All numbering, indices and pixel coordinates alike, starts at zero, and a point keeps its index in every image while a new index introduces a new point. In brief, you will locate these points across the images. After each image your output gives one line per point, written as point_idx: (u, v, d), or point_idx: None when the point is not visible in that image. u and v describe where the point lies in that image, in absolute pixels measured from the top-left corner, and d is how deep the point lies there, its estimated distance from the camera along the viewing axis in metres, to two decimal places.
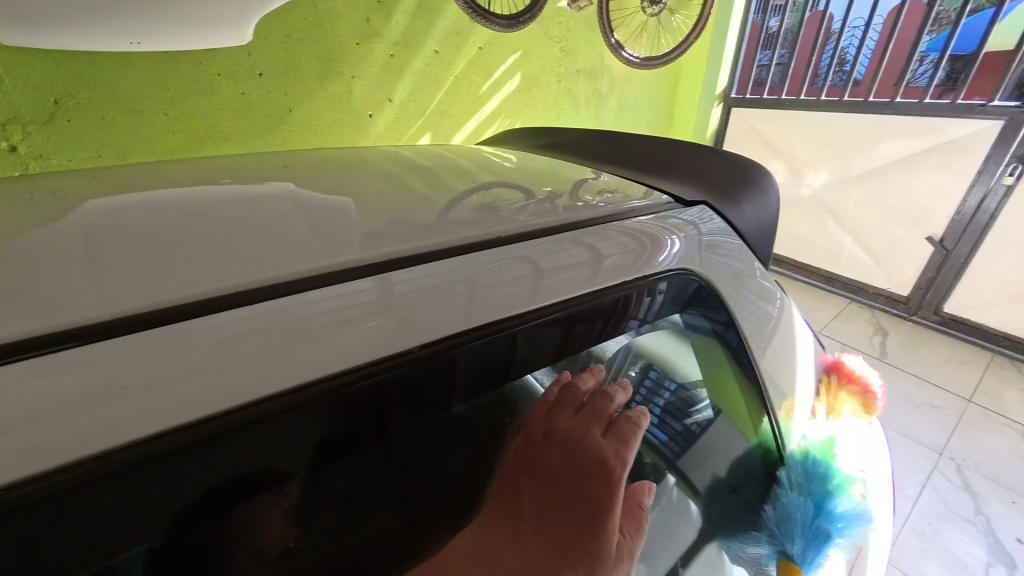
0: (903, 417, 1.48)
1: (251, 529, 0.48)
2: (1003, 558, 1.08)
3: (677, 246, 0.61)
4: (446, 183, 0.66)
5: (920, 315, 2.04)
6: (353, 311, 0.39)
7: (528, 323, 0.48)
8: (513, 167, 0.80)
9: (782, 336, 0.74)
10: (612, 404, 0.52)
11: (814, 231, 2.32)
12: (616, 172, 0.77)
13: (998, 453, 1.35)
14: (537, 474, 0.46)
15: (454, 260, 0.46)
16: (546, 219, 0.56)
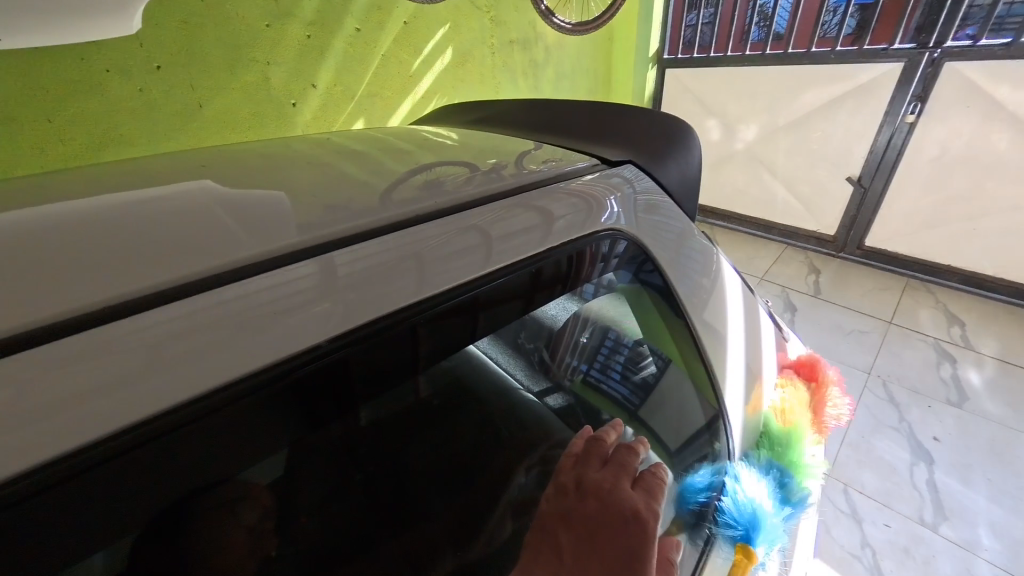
0: (836, 346, 1.62)
1: (229, 544, 0.44)
2: (923, 456, 1.23)
3: (618, 204, 0.62)
4: (382, 164, 0.63)
5: (846, 252, 2.22)
6: (296, 297, 0.36)
7: (487, 290, 0.49)
8: (451, 144, 0.77)
9: (720, 286, 0.78)
10: (636, 457, 0.59)
11: (751, 183, 2.44)
12: (557, 139, 0.76)
13: (916, 365, 1.52)
14: (574, 523, 0.51)
15: (399, 235, 0.44)
16: (492, 188, 0.55)
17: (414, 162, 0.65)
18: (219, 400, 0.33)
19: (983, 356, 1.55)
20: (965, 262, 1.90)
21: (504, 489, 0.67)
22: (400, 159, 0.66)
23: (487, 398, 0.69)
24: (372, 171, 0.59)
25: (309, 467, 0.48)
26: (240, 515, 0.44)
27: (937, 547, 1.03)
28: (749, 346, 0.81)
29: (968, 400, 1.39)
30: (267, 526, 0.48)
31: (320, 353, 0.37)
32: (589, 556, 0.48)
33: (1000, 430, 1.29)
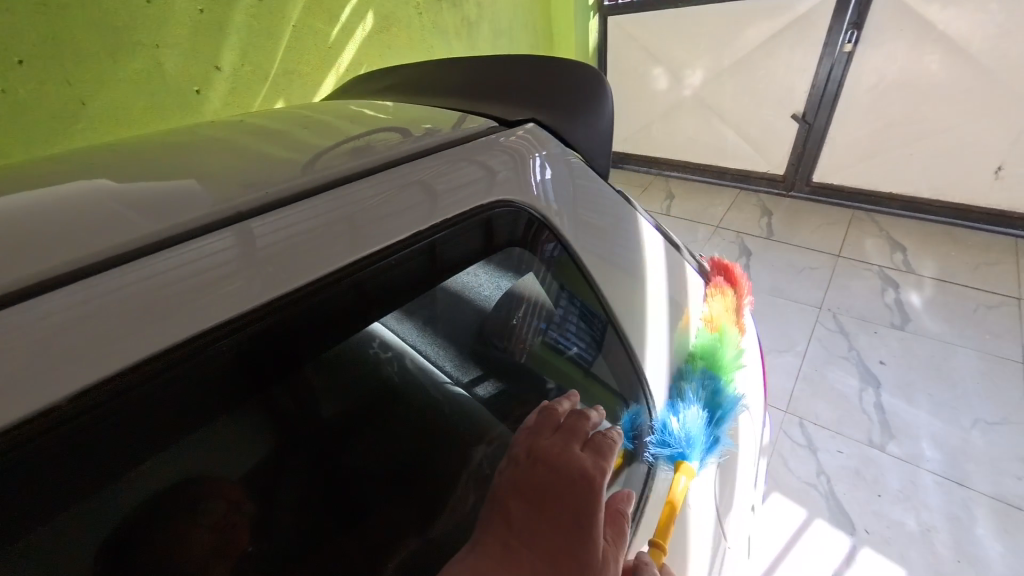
0: (790, 284, 1.66)
1: (192, 538, 0.38)
2: (871, 380, 1.28)
3: (546, 168, 0.59)
4: (279, 140, 0.55)
5: (795, 189, 2.24)
6: (216, 268, 0.34)
7: (436, 248, 0.46)
8: (363, 113, 0.69)
9: (655, 241, 0.72)
10: (588, 423, 0.53)
11: (701, 129, 2.40)
12: (478, 97, 0.69)
13: (862, 295, 1.57)
14: (525, 493, 0.46)
15: (330, 200, 0.41)
16: (423, 148, 0.52)
17: (317, 135, 0.57)
18: (151, 369, 0.30)
19: (923, 277, 1.61)
20: (905, 187, 1.95)
21: (461, 479, 0.57)
22: (299, 134, 0.58)
23: (432, 392, 0.60)
24: (266, 148, 0.51)
25: (289, 437, 0.45)
26: (217, 524, 0.40)
27: (885, 464, 1.09)
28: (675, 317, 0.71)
29: (910, 321, 1.45)
30: (242, 517, 0.42)
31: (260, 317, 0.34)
32: (539, 527, 0.44)
33: (940, 345, 1.36)
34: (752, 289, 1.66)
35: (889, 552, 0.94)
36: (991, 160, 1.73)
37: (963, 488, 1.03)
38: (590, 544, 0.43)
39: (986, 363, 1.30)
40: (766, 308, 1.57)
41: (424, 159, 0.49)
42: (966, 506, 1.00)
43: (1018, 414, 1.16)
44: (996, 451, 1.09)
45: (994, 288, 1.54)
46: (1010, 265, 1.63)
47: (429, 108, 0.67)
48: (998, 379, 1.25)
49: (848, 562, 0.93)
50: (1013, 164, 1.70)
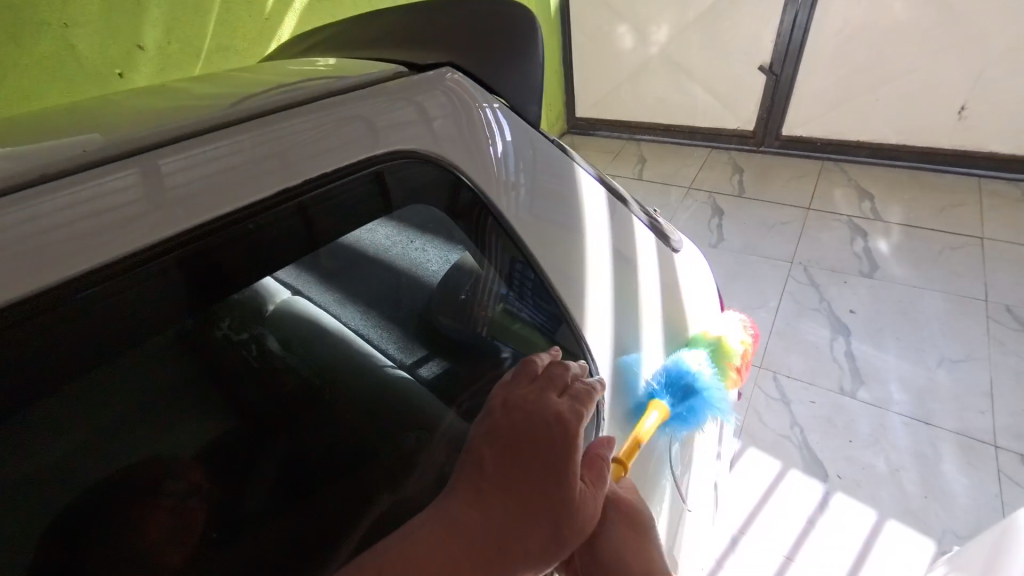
0: (761, 240, 1.65)
1: (148, 522, 0.36)
2: (841, 329, 1.29)
3: (507, 133, 0.57)
4: (169, 104, 0.48)
5: (766, 145, 2.17)
6: (126, 201, 0.32)
7: (382, 198, 0.45)
8: (272, 71, 0.61)
9: (598, 196, 0.67)
10: (567, 371, 0.50)
11: (671, 90, 2.23)
12: (404, 47, 0.62)
13: (832, 246, 1.57)
14: (500, 444, 0.43)
15: (255, 134, 0.39)
16: (363, 82, 0.49)
17: (211, 95, 0.49)
18: (64, 300, 0.29)
19: (890, 224, 1.61)
20: (872, 135, 1.93)
21: (420, 462, 0.53)
22: (192, 97, 0.50)
23: (375, 379, 0.51)
24: (153, 113, 0.45)
25: (246, 419, 0.42)
26: (178, 502, 0.38)
27: (856, 410, 1.10)
28: (618, 274, 0.66)
29: (878, 268, 1.46)
30: (202, 501, 0.39)
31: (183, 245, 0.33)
32: (516, 477, 0.42)
33: (907, 290, 1.37)
34: (724, 249, 1.64)
35: (861, 495, 0.96)
36: (955, 100, 1.72)
37: (930, 427, 1.05)
38: (567, 490, 0.42)
39: (950, 303, 1.32)
40: (738, 267, 1.55)
41: (358, 94, 0.47)
42: (933, 444, 1.02)
43: (980, 350, 1.19)
44: (961, 388, 1.12)
45: (958, 229, 1.56)
46: (973, 204, 1.65)
47: (346, 61, 0.59)
48: (962, 318, 1.27)
49: (822, 508, 0.95)
50: (976, 103, 1.69)
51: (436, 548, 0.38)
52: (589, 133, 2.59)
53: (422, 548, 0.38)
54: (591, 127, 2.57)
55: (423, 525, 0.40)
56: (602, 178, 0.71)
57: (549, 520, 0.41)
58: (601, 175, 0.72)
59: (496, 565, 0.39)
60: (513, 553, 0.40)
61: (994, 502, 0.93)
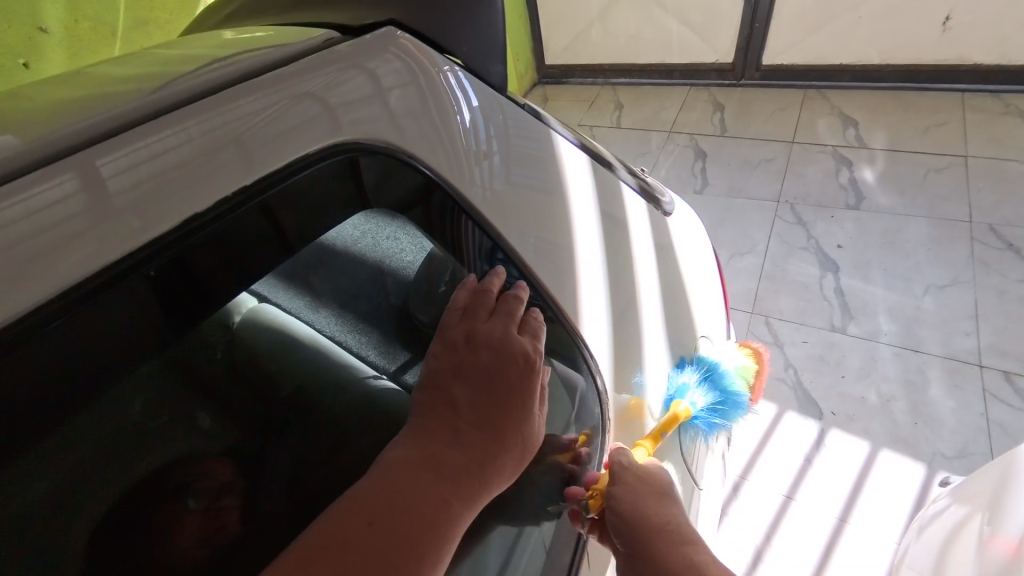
0: (746, 181, 1.60)
1: (178, 526, 0.36)
2: (830, 266, 1.29)
3: (475, 98, 0.52)
4: (73, 98, 0.40)
5: (745, 78, 2.03)
6: (71, 219, 0.30)
7: (353, 183, 0.41)
8: (177, 48, 0.51)
9: (581, 165, 0.62)
10: (521, 303, 0.51)
11: (643, 24, 2.07)
12: (333, 12, 0.53)
13: (818, 181, 1.53)
14: (469, 379, 0.46)
15: (204, 120, 0.35)
16: (304, 48, 0.43)
17: (101, 88, 0.41)
18: (30, 330, 0.28)
19: (875, 151, 1.58)
20: (854, 56, 1.82)
21: None
22: (78, 93, 0.41)
23: (354, 394, 0.46)
24: (52, 111, 0.38)
25: (250, 424, 0.40)
26: (204, 498, 0.38)
27: (846, 345, 1.12)
28: (607, 242, 0.60)
29: (864, 199, 1.43)
30: (233, 498, 0.39)
31: (147, 256, 0.31)
32: (485, 410, 0.45)
33: (892, 219, 1.36)
34: (710, 194, 1.59)
35: (853, 429, 0.99)
36: (941, 9, 1.61)
37: (918, 354, 1.08)
38: (530, 413, 0.47)
39: (936, 228, 1.31)
40: (724, 212, 1.51)
41: (307, 62, 0.42)
42: (921, 371, 1.05)
43: (964, 273, 1.20)
44: (947, 312, 1.14)
45: (943, 150, 1.52)
46: (957, 122, 1.61)
47: (264, 31, 0.50)
48: (947, 243, 1.27)
49: (817, 446, 0.98)
50: (962, 12, 1.59)
51: (422, 475, 0.40)
52: (561, 82, 2.41)
53: (406, 473, 0.40)
54: (563, 75, 2.40)
55: (401, 453, 0.41)
56: (581, 142, 0.66)
57: (515, 441, 0.46)
58: (582, 140, 0.66)
59: (478, 485, 0.43)
60: (491, 474, 0.44)
61: (979, 421, 0.97)
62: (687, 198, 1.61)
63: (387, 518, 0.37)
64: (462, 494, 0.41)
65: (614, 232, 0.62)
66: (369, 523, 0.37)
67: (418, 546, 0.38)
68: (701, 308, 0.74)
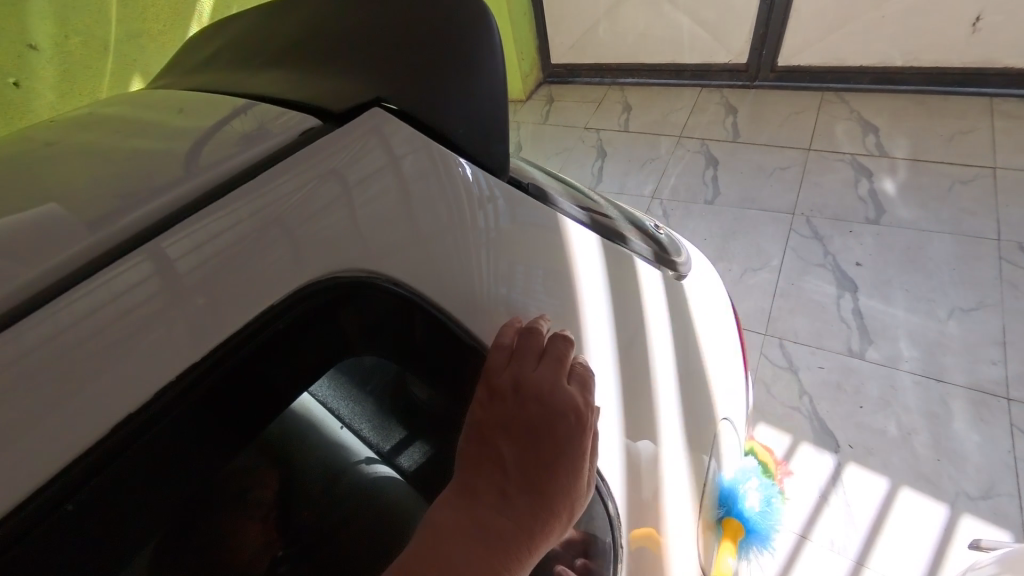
0: (760, 192, 1.54)
1: (239, 528, 0.47)
2: (848, 285, 1.23)
3: (472, 145, 0.51)
4: (110, 186, 0.44)
5: (760, 79, 1.95)
6: (148, 307, 0.36)
7: (352, 300, 0.41)
8: (176, 122, 0.52)
9: (585, 235, 0.56)
10: (572, 347, 0.44)
11: (653, 23, 1.98)
12: (328, 81, 0.52)
13: (835, 191, 1.46)
14: (517, 438, 0.40)
15: (249, 203, 0.41)
16: (319, 122, 0.48)
17: (112, 188, 0.43)
18: (56, 497, 0.30)
19: (896, 160, 1.51)
20: (876, 57, 1.73)
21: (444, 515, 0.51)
22: (88, 190, 0.44)
23: (350, 474, 0.50)
24: (101, 209, 0.41)
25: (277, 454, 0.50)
26: (247, 513, 0.48)
27: (865, 372, 1.08)
28: (617, 311, 0.53)
29: (885, 212, 1.37)
30: (268, 508, 0.49)
31: (166, 402, 0.34)
32: (535, 473, 0.39)
33: (915, 234, 1.30)
34: (721, 205, 1.54)
35: (872, 464, 0.96)
36: (969, 10, 1.51)
37: (941, 384, 1.03)
38: (580, 479, 0.40)
39: (961, 246, 1.25)
40: (736, 223, 1.46)
41: (331, 139, 0.46)
42: (943, 403, 1.01)
43: (993, 296, 1.14)
44: (972, 339, 1.08)
45: (968, 161, 1.45)
46: (984, 130, 1.53)
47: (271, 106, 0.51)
48: (972, 262, 1.21)
49: (834, 482, 0.95)
50: (993, 12, 1.50)
51: (466, 547, 0.35)
52: (567, 81, 2.35)
53: (451, 543, 0.35)
54: (570, 74, 2.33)
55: (445, 519, 0.37)
56: (591, 218, 0.60)
57: (568, 507, 0.39)
58: (591, 215, 0.61)
59: (529, 558, 0.37)
60: (543, 546, 0.38)
61: (1005, 458, 0.93)
62: (696, 208, 1.56)
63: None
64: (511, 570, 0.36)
65: (625, 302, 0.55)
66: None
67: None
68: (721, 384, 0.66)
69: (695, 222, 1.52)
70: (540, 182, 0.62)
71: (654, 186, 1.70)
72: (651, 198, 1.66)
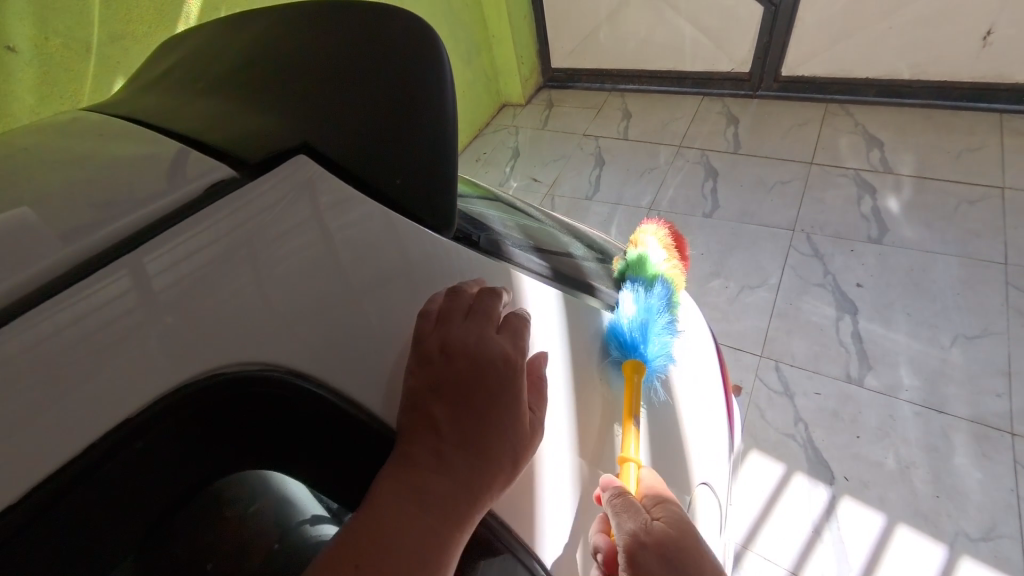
0: (759, 206, 1.50)
1: (215, 543, 0.45)
2: (847, 307, 1.19)
3: (431, 171, 0.47)
4: (59, 197, 0.41)
5: (763, 89, 1.90)
6: (108, 327, 0.34)
7: (248, 402, 0.36)
8: (140, 130, 0.49)
9: (540, 289, 0.53)
10: (500, 300, 0.44)
11: (655, 28, 1.94)
12: (267, 119, 0.49)
13: (838, 208, 1.42)
14: (449, 394, 0.39)
15: (229, 216, 0.41)
16: (288, 141, 0.47)
17: (59, 203, 0.40)
18: (25, 516, 0.29)
19: (901, 176, 1.47)
20: (882, 69, 1.68)
21: None
22: (36, 200, 0.41)
23: (294, 539, 0.46)
24: (47, 225, 0.39)
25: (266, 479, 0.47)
26: (224, 530, 0.45)
27: (864, 399, 1.04)
28: (575, 369, 0.51)
29: (888, 232, 1.33)
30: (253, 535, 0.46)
31: (96, 458, 0.31)
32: (469, 427, 0.38)
33: (918, 255, 1.26)
34: (719, 218, 1.50)
35: (869, 498, 0.92)
36: (980, 23, 1.47)
37: (942, 415, 0.99)
38: (521, 426, 0.40)
39: (966, 269, 1.21)
40: (734, 238, 1.42)
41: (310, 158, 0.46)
42: (944, 435, 0.97)
43: (998, 323, 1.10)
44: (974, 368, 1.05)
45: (976, 179, 1.41)
46: (993, 148, 1.49)
47: (237, 123, 0.49)
48: (977, 287, 1.17)
49: (827, 516, 0.91)
50: (1004, 26, 1.45)
51: (409, 512, 0.34)
52: (567, 85, 2.31)
53: (393, 512, 0.34)
54: (569, 79, 2.29)
55: (384, 489, 0.35)
56: (550, 270, 0.58)
57: (509, 457, 0.39)
58: (551, 266, 0.60)
59: (471, 513, 0.36)
60: (486, 500, 0.37)
61: (1008, 496, 0.89)
62: (694, 221, 1.52)
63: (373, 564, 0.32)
64: (453, 523, 0.35)
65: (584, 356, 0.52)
66: (355, 565, 0.32)
67: None
68: (709, 443, 0.61)
69: (693, 235, 1.48)
70: (496, 232, 0.59)
71: (652, 198, 1.65)
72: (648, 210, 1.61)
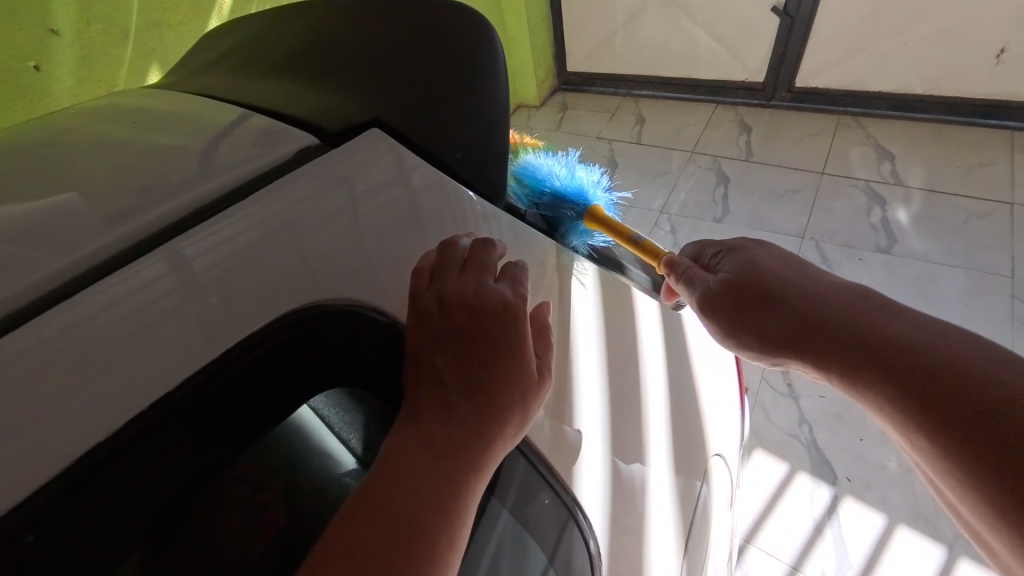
0: (771, 213, 1.52)
1: (230, 522, 0.48)
2: None
3: (483, 148, 0.54)
4: (118, 176, 0.44)
5: (776, 98, 1.93)
6: (163, 300, 0.37)
7: (306, 344, 0.41)
8: (187, 117, 0.52)
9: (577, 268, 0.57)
10: (492, 251, 0.46)
11: (671, 36, 1.97)
12: (313, 105, 0.53)
13: (847, 216, 1.45)
14: (452, 345, 0.41)
15: (264, 207, 0.44)
16: (327, 132, 0.50)
17: (127, 179, 0.44)
18: (83, 474, 0.32)
19: (910, 189, 1.49)
20: (896, 83, 1.71)
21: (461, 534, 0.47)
22: (98, 178, 0.44)
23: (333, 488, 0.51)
24: (108, 201, 0.42)
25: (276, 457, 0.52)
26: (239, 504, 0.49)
27: None
28: (609, 346, 0.54)
29: (896, 242, 1.35)
30: (270, 504, 0.50)
31: (150, 420, 0.34)
32: (472, 374, 0.40)
33: (925, 266, 1.28)
34: (730, 223, 1.52)
35: (871, 499, 0.94)
36: (993, 40, 1.49)
37: None
38: (526, 367, 0.42)
39: (973, 281, 1.23)
40: None
41: (338, 153, 0.48)
42: None
43: (1003, 334, 1.13)
44: None
45: (985, 194, 1.43)
46: (1003, 163, 1.51)
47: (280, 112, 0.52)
48: (984, 299, 1.20)
49: (829, 515, 0.93)
50: (1017, 45, 1.47)
51: (422, 457, 0.37)
52: (582, 89, 2.34)
53: (406, 462, 0.36)
54: (585, 82, 2.32)
55: (398, 444, 0.37)
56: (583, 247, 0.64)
57: (517, 402, 0.41)
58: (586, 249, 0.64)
59: (482, 460, 0.38)
60: (495, 444, 0.39)
61: None
62: (704, 225, 1.55)
63: (392, 509, 0.34)
64: (466, 468, 0.37)
65: (613, 337, 0.55)
66: (373, 519, 0.33)
67: (427, 533, 0.34)
68: (720, 426, 0.64)
69: (703, 239, 1.51)
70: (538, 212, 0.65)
71: (663, 202, 1.68)
72: (660, 213, 1.64)
